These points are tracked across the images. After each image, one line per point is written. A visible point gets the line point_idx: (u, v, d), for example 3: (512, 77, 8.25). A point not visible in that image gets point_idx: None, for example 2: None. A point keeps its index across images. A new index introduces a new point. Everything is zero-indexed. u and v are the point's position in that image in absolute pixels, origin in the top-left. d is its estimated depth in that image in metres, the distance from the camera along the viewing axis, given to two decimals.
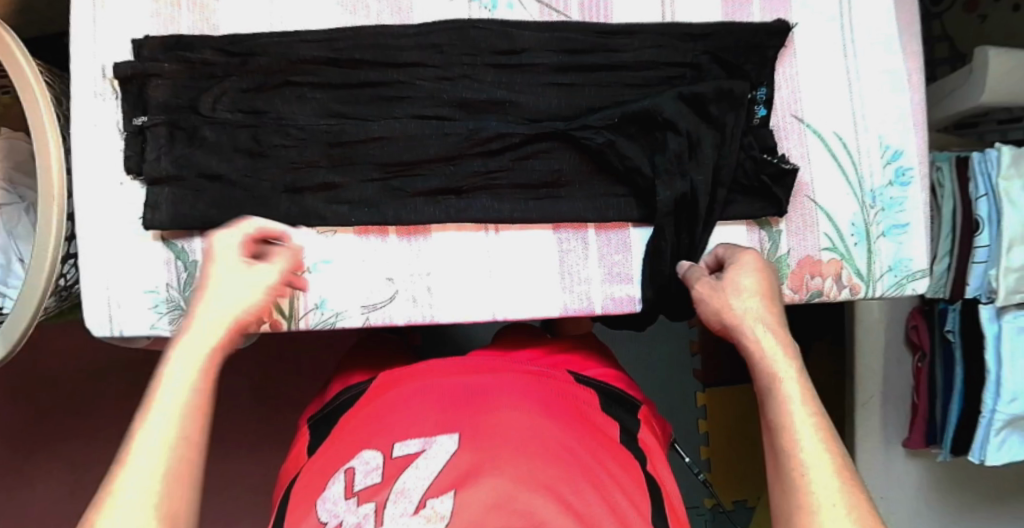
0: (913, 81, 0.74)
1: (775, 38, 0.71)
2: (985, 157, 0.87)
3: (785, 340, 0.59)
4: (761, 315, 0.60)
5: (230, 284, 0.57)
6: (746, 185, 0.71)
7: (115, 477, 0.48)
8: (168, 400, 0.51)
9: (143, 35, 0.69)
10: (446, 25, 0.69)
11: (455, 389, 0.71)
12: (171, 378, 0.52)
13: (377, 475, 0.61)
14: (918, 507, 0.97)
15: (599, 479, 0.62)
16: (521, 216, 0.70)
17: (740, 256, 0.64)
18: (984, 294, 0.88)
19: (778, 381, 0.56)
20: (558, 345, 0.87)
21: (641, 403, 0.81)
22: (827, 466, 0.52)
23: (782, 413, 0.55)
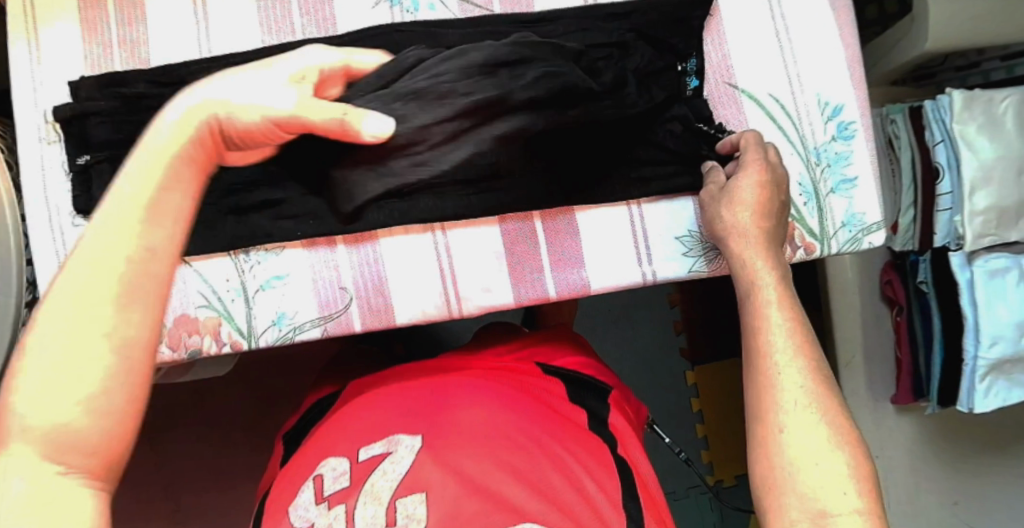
0: (844, 33, 0.74)
1: (699, 8, 0.71)
2: (938, 105, 0.86)
3: (778, 272, 0.62)
4: (756, 240, 0.64)
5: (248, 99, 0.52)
6: (684, 155, 0.71)
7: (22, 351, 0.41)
8: (96, 251, 0.43)
9: (79, 76, 0.70)
10: (370, 32, 0.70)
11: (415, 394, 0.71)
12: (93, 239, 0.43)
13: (346, 479, 0.62)
14: (916, 463, 0.96)
15: (564, 464, 0.64)
16: (465, 213, 0.70)
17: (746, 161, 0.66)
18: (952, 241, 0.86)
19: (762, 311, 0.60)
20: (531, 339, 0.87)
21: (612, 388, 0.80)
22: (804, 387, 0.56)
23: (765, 343, 0.59)
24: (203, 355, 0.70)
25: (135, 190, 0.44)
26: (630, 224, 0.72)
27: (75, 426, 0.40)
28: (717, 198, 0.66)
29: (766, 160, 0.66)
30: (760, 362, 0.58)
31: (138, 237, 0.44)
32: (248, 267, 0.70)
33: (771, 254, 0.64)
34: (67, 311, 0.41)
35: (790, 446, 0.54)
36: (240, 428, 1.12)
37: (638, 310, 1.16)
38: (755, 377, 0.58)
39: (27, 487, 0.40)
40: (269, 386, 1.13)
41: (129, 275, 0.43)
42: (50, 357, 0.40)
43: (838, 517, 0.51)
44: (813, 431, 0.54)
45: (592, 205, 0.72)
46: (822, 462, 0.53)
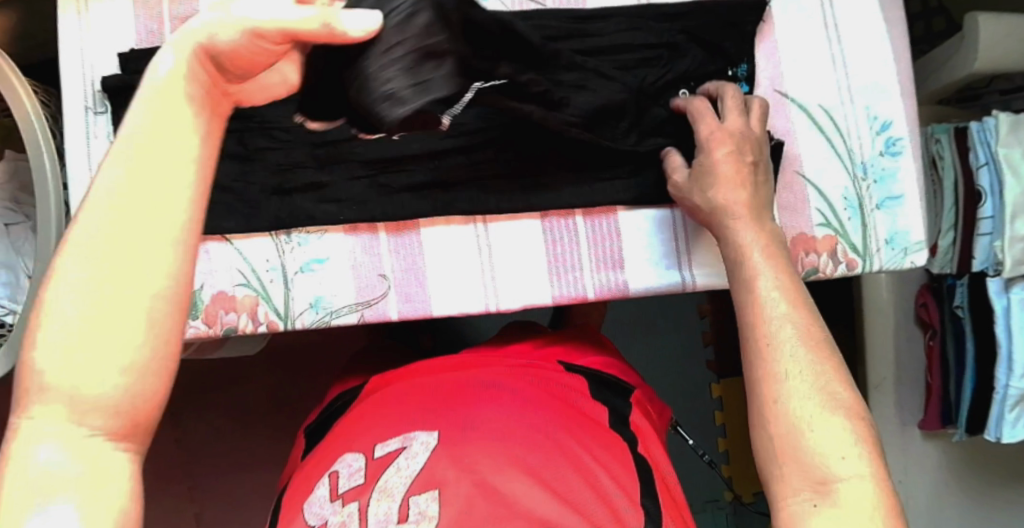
0: (897, 47, 0.73)
1: (753, 14, 0.71)
2: (983, 126, 0.85)
3: (770, 245, 0.60)
4: (748, 211, 0.62)
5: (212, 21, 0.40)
6: None
7: (45, 297, 0.37)
8: (111, 181, 0.38)
9: (130, 49, 0.71)
10: None
11: (435, 391, 0.71)
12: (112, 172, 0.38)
13: (360, 477, 0.62)
14: (941, 490, 0.95)
15: (581, 462, 0.63)
16: (508, 206, 0.70)
17: (701, 131, 0.65)
18: (991, 267, 0.85)
19: (756, 284, 0.58)
20: (552, 338, 0.87)
21: (634, 387, 0.80)
22: (799, 352, 0.54)
23: (761, 313, 0.56)
24: (238, 332, 0.71)
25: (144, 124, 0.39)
26: (671, 227, 0.72)
27: (112, 387, 0.37)
28: (694, 185, 0.65)
29: (720, 127, 0.65)
30: (755, 333, 0.56)
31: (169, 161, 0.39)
32: (289, 248, 0.70)
33: (758, 224, 0.62)
34: (91, 250, 0.37)
35: (789, 415, 0.52)
36: (263, 411, 1.12)
37: (665, 319, 1.16)
38: (749, 350, 0.56)
39: (58, 457, 0.37)
40: (293, 371, 1.13)
41: (161, 210, 0.38)
42: (80, 316, 0.36)
43: (844, 483, 0.49)
44: (810, 397, 0.52)
45: (636, 207, 0.72)
46: (820, 427, 0.51)
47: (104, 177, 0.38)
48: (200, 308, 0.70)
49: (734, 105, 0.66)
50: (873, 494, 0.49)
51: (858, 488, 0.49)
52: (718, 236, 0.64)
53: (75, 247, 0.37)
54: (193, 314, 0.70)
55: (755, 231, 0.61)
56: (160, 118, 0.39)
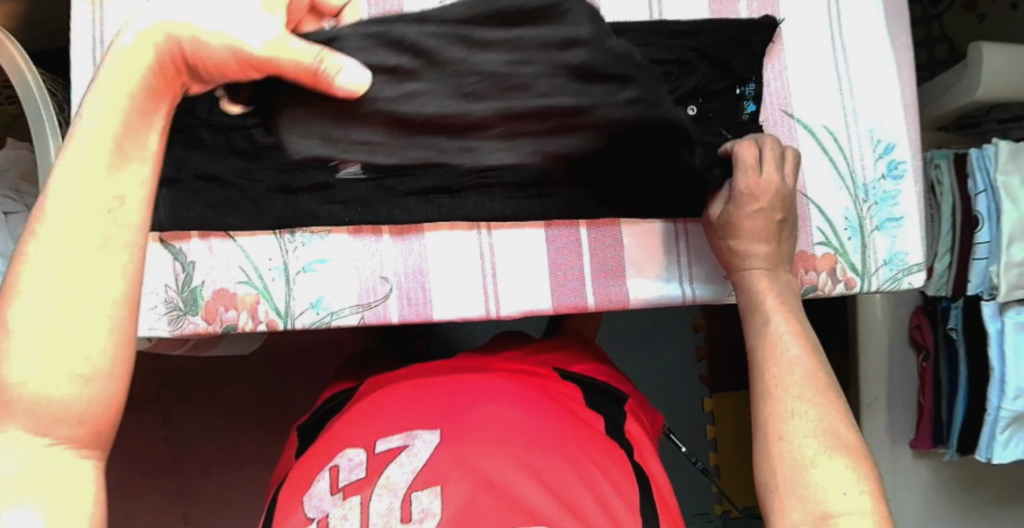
0: (902, 74, 0.75)
1: (762, 34, 0.72)
2: (983, 153, 0.86)
3: (787, 300, 0.63)
4: (768, 266, 0.65)
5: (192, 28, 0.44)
6: None
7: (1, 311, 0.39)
8: (64, 196, 0.40)
9: None
10: None
11: (435, 390, 0.71)
12: (59, 193, 0.40)
13: (361, 471, 0.62)
14: (930, 510, 0.95)
15: (585, 469, 0.63)
16: (512, 215, 0.70)
17: (739, 178, 0.65)
18: (986, 290, 0.86)
19: (771, 337, 0.60)
20: (548, 346, 0.87)
21: (628, 396, 0.80)
22: (804, 395, 0.57)
23: (774, 364, 0.59)
24: (237, 330, 0.71)
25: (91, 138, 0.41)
26: (673, 240, 0.72)
27: (71, 405, 0.40)
28: (719, 230, 0.67)
29: (758, 182, 0.65)
30: (762, 375, 0.59)
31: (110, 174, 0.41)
32: (293, 247, 0.70)
33: (775, 280, 0.65)
34: (46, 263, 0.39)
35: (793, 453, 0.55)
36: (254, 409, 1.11)
37: (660, 332, 1.16)
38: (756, 392, 0.59)
39: (20, 466, 0.39)
40: (286, 370, 1.13)
41: (89, 225, 0.40)
42: (38, 330, 0.39)
43: (845, 517, 0.51)
44: (813, 436, 0.55)
45: (642, 219, 0.72)
46: (823, 465, 0.53)
47: (56, 188, 0.41)
48: (200, 304, 0.70)
49: (772, 154, 0.66)
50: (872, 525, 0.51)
51: (858, 520, 0.51)
52: (736, 285, 0.66)
53: (25, 276, 0.39)
54: (194, 310, 0.70)
55: (774, 286, 0.64)
56: (113, 112, 0.42)
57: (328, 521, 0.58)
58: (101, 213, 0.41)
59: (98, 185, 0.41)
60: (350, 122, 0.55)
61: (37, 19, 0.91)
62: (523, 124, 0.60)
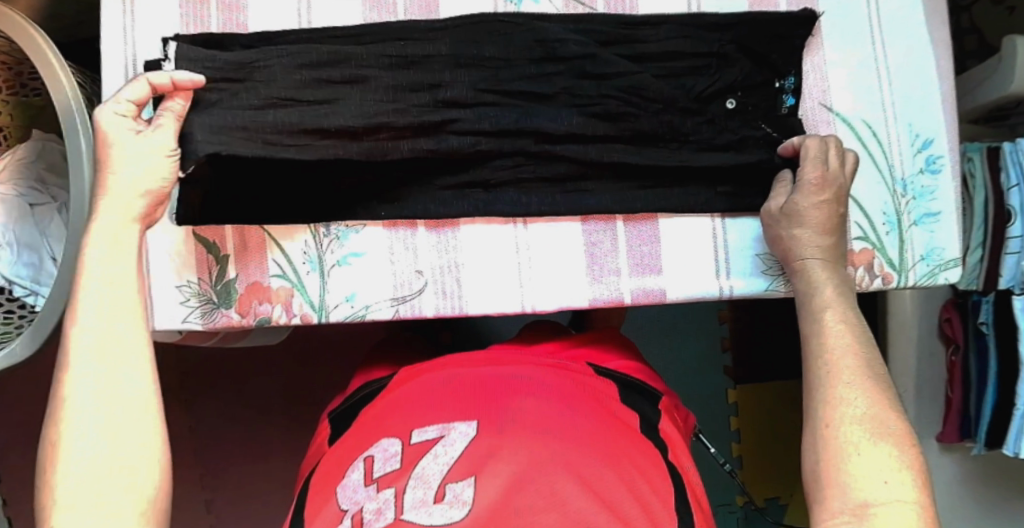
0: (942, 67, 0.74)
1: (801, 27, 0.71)
2: (1015, 147, 0.85)
3: (842, 291, 0.63)
4: (824, 255, 0.65)
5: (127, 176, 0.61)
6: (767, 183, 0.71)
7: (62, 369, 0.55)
8: (94, 282, 0.58)
9: (172, 34, 0.70)
10: (472, 19, 0.70)
11: (472, 378, 0.70)
12: (85, 319, 0.56)
13: (396, 461, 0.61)
14: (954, 501, 0.95)
15: (617, 462, 0.62)
16: (549, 210, 0.70)
17: (806, 168, 0.66)
18: (1017, 284, 0.86)
19: (824, 327, 0.61)
20: (579, 341, 0.86)
21: (662, 394, 0.80)
22: (855, 382, 0.57)
23: (829, 353, 0.59)
24: (272, 324, 0.70)
25: (102, 278, 0.58)
26: (711, 235, 0.71)
27: (134, 442, 0.54)
28: (779, 222, 0.67)
29: (826, 173, 0.66)
30: (817, 362, 0.59)
31: (114, 263, 0.59)
32: (327, 240, 0.70)
33: (835, 272, 0.64)
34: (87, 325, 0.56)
35: (840, 439, 0.55)
36: (275, 401, 1.11)
37: (684, 324, 1.15)
38: (809, 377, 0.60)
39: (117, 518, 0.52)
40: (305, 363, 1.12)
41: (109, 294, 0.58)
42: (88, 377, 0.55)
43: (882, 507, 0.51)
44: (860, 425, 0.55)
45: (678, 212, 0.71)
46: (867, 453, 0.54)
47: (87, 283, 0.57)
48: (234, 297, 0.69)
49: (836, 152, 0.67)
50: (912, 515, 0.51)
51: (897, 510, 0.51)
52: (791, 276, 0.66)
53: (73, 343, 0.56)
54: (227, 303, 0.69)
55: (829, 277, 0.64)
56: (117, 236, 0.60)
57: (362, 513, 0.58)
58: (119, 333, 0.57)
59: (113, 288, 0.58)
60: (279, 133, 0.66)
61: (61, 10, 0.90)
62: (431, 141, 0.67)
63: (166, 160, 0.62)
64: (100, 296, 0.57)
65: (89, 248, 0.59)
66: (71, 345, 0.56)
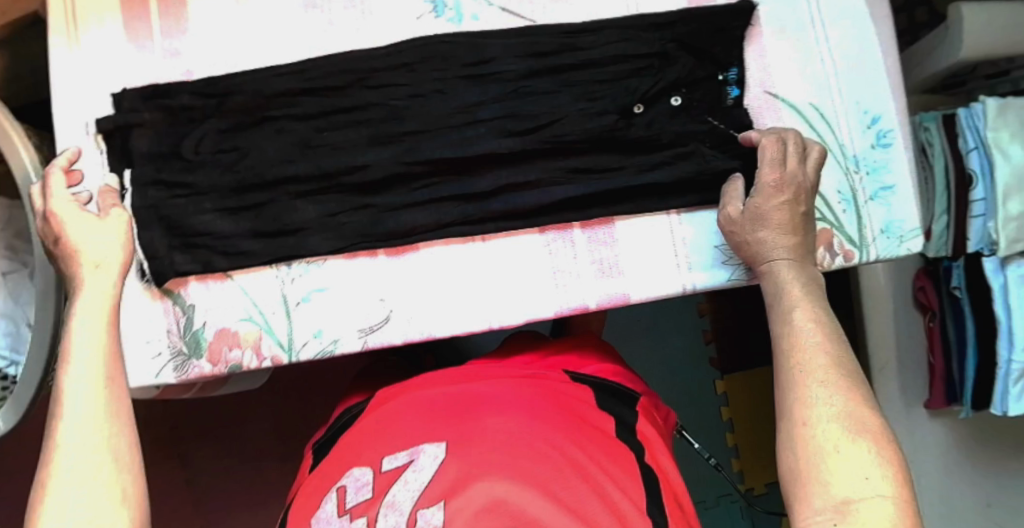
0: (885, 43, 0.74)
1: (740, 18, 0.72)
2: (971, 112, 0.86)
3: (809, 286, 0.63)
4: (788, 250, 0.65)
5: (94, 241, 0.63)
6: (719, 172, 0.71)
7: (53, 428, 0.53)
8: (83, 341, 0.57)
9: (123, 88, 0.72)
10: (414, 43, 0.70)
11: (443, 400, 0.71)
12: (74, 379, 0.55)
13: (368, 491, 0.62)
14: (947, 467, 0.95)
15: (588, 473, 0.63)
16: (505, 225, 0.71)
17: (761, 170, 0.67)
18: (986, 247, 0.86)
19: (792, 324, 0.61)
20: (560, 347, 0.87)
21: (641, 395, 0.80)
22: (827, 379, 0.57)
23: (798, 350, 0.59)
24: (244, 369, 0.70)
25: (91, 327, 0.58)
26: (669, 233, 0.72)
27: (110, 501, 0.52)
28: (743, 222, 0.67)
29: (783, 173, 0.66)
30: (787, 360, 0.59)
31: (100, 322, 0.58)
32: (290, 279, 0.71)
33: (802, 270, 0.64)
34: (78, 382, 0.55)
35: (816, 437, 0.55)
36: (270, 436, 1.12)
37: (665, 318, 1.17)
38: (781, 375, 0.59)
39: None
40: (296, 396, 1.12)
41: (100, 350, 0.56)
42: (77, 433, 0.53)
43: (862, 502, 0.51)
44: (834, 422, 0.55)
45: (634, 214, 0.72)
46: (845, 449, 0.54)
47: (80, 342, 0.56)
48: (203, 346, 0.70)
49: (797, 150, 0.67)
50: (892, 509, 0.51)
51: (876, 505, 0.51)
52: (760, 275, 0.66)
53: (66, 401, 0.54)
54: (198, 353, 0.70)
55: (796, 273, 0.64)
56: (103, 300, 0.60)
57: None
58: (107, 381, 0.56)
59: (97, 345, 0.57)
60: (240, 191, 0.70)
61: (18, 74, 0.91)
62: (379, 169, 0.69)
63: (120, 225, 0.65)
64: (87, 342, 0.57)
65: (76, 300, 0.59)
66: (62, 401, 0.54)
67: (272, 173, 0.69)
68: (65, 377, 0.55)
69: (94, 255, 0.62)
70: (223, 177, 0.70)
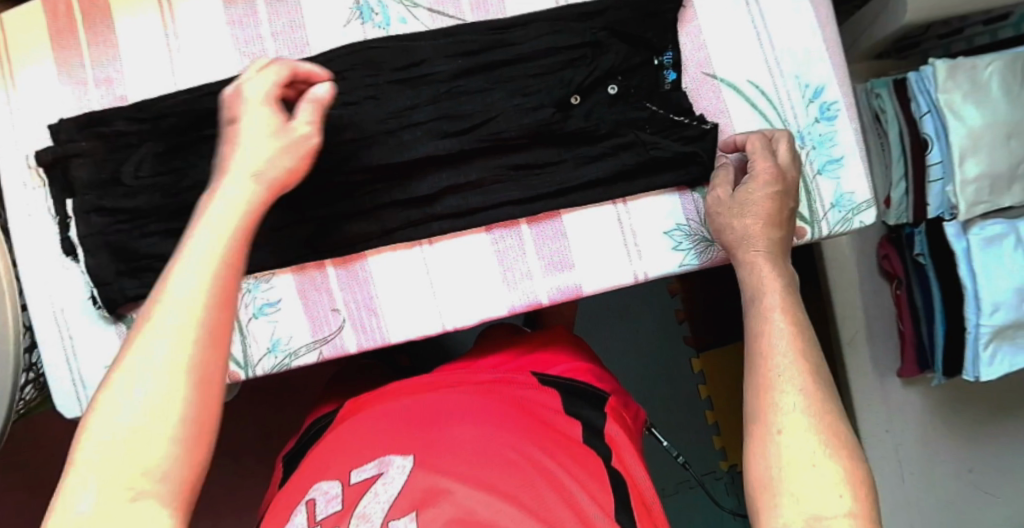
0: (821, 15, 0.73)
1: (671, 0, 0.71)
2: (922, 75, 0.85)
3: (789, 289, 0.62)
4: (768, 249, 0.63)
5: (242, 159, 0.56)
6: (660, 158, 0.70)
7: (139, 337, 0.46)
8: (196, 258, 0.49)
9: (59, 119, 0.71)
10: (343, 51, 0.70)
11: (412, 410, 0.72)
12: (175, 291, 0.48)
13: (337, 503, 0.62)
14: (925, 432, 0.96)
15: (558, 481, 0.63)
16: (450, 226, 0.70)
17: (756, 160, 0.66)
18: (946, 212, 0.86)
19: (769, 329, 0.59)
20: (531, 346, 0.86)
21: (610, 395, 0.78)
22: (803, 390, 0.56)
23: (775, 356, 0.58)
24: None
25: (212, 244, 0.50)
26: (617, 223, 0.72)
27: (152, 446, 0.44)
28: (727, 211, 0.66)
29: (775, 167, 0.66)
30: (762, 364, 0.58)
31: (221, 243, 0.51)
32: (240, 296, 0.71)
33: (780, 266, 0.63)
34: (182, 296, 0.47)
35: (789, 450, 0.54)
36: (254, 452, 1.12)
37: (638, 302, 1.19)
38: (755, 378, 0.58)
39: (92, 511, 0.42)
40: (277, 409, 1.13)
41: (211, 273, 0.49)
42: (165, 353, 0.45)
43: (829, 520, 0.51)
44: (809, 436, 0.54)
45: (579, 206, 0.71)
46: (818, 466, 0.53)
47: (186, 258, 0.49)
48: None
49: (788, 147, 0.67)
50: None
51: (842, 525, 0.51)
52: (737, 267, 0.65)
53: (162, 312, 0.47)
54: None
55: (776, 273, 0.62)
56: (230, 220, 0.53)
57: None
58: (204, 309, 0.47)
59: (201, 267, 0.49)
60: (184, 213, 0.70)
61: None
62: (321, 179, 0.69)
63: (276, 147, 0.57)
64: (203, 257, 0.50)
65: (206, 211, 0.53)
66: (158, 309, 0.47)
67: None
68: (168, 285, 0.48)
69: (246, 174, 0.56)
70: (164, 202, 0.69)
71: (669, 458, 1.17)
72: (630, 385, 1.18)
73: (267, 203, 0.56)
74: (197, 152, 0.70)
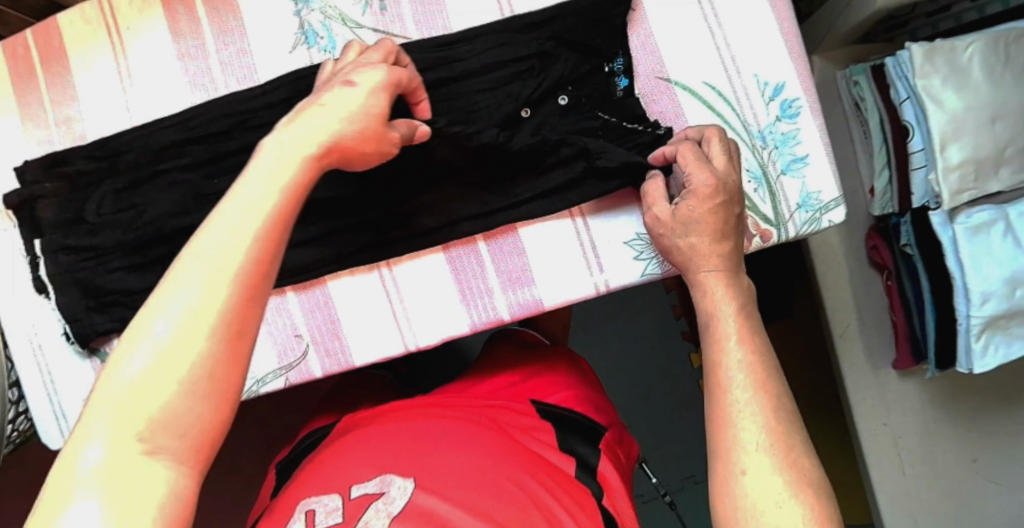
0: (777, 8, 0.70)
1: (619, 5, 0.69)
2: (899, 61, 0.81)
3: (744, 311, 0.59)
4: (722, 268, 0.61)
5: (322, 112, 0.55)
6: (603, 167, 0.67)
7: (164, 285, 0.45)
8: (231, 214, 0.48)
9: (24, 161, 0.73)
10: (289, 77, 0.69)
11: (412, 434, 0.70)
12: (204, 245, 0.46)
13: (337, 516, 0.60)
14: (927, 426, 0.93)
15: (553, 515, 0.62)
16: (407, 246, 0.70)
17: (693, 169, 0.63)
18: (931, 201, 0.83)
19: (723, 359, 0.57)
20: (527, 370, 0.85)
21: (605, 429, 0.78)
22: (762, 424, 0.54)
23: (731, 388, 0.56)
24: None
25: (260, 194, 0.49)
26: (575, 235, 0.71)
27: (163, 395, 0.43)
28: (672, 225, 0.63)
29: (716, 173, 0.63)
30: (718, 398, 0.56)
31: (262, 200, 0.49)
32: None
33: (731, 280, 0.61)
34: (212, 253, 0.46)
35: (751, 490, 0.52)
36: (254, 468, 1.14)
37: (633, 298, 1.18)
38: (712, 412, 0.56)
39: (101, 460, 0.42)
40: (278, 422, 1.15)
41: (241, 230, 0.47)
42: (185, 303, 0.45)
43: None
44: (772, 475, 0.52)
45: (535, 219, 0.70)
46: (783, 508, 0.51)
47: (222, 214, 0.48)
48: None
49: (721, 149, 0.64)
50: None
51: None
52: (687, 282, 0.63)
53: (188, 261, 0.46)
54: None
55: (730, 294, 0.60)
56: (274, 178, 0.51)
57: None
58: (236, 266, 0.46)
59: (235, 225, 0.47)
60: (146, 247, 0.71)
61: None
62: None
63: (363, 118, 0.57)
64: (240, 215, 0.48)
65: (263, 156, 0.52)
66: (188, 258, 0.46)
67: (171, 225, 0.70)
68: (202, 238, 0.47)
69: (313, 135, 0.54)
70: (124, 236, 0.71)
71: (673, 452, 1.17)
72: (630, 381, 1.18)
73: (327, 157, 0.55)
74: (152, 184, 0.71)
